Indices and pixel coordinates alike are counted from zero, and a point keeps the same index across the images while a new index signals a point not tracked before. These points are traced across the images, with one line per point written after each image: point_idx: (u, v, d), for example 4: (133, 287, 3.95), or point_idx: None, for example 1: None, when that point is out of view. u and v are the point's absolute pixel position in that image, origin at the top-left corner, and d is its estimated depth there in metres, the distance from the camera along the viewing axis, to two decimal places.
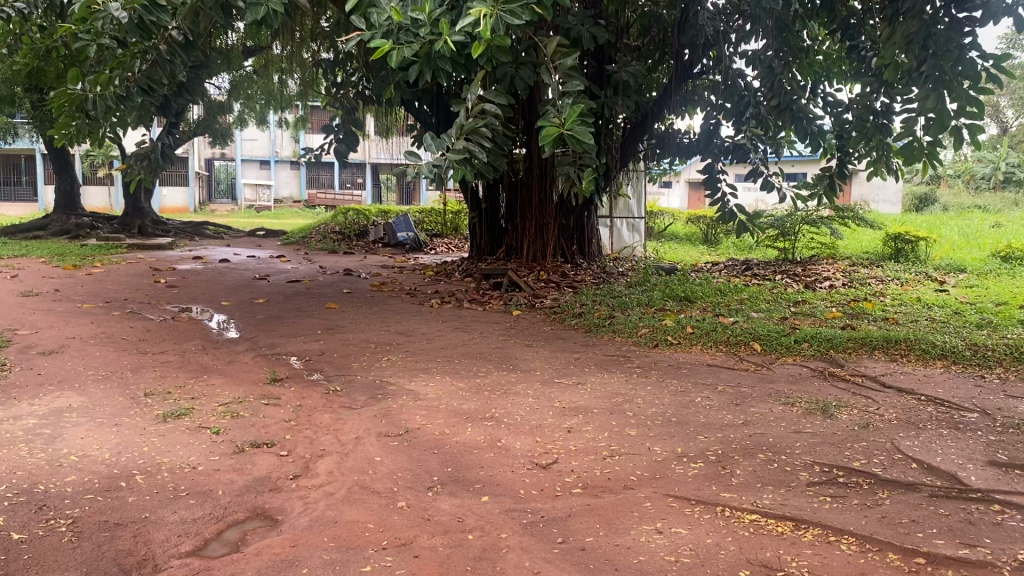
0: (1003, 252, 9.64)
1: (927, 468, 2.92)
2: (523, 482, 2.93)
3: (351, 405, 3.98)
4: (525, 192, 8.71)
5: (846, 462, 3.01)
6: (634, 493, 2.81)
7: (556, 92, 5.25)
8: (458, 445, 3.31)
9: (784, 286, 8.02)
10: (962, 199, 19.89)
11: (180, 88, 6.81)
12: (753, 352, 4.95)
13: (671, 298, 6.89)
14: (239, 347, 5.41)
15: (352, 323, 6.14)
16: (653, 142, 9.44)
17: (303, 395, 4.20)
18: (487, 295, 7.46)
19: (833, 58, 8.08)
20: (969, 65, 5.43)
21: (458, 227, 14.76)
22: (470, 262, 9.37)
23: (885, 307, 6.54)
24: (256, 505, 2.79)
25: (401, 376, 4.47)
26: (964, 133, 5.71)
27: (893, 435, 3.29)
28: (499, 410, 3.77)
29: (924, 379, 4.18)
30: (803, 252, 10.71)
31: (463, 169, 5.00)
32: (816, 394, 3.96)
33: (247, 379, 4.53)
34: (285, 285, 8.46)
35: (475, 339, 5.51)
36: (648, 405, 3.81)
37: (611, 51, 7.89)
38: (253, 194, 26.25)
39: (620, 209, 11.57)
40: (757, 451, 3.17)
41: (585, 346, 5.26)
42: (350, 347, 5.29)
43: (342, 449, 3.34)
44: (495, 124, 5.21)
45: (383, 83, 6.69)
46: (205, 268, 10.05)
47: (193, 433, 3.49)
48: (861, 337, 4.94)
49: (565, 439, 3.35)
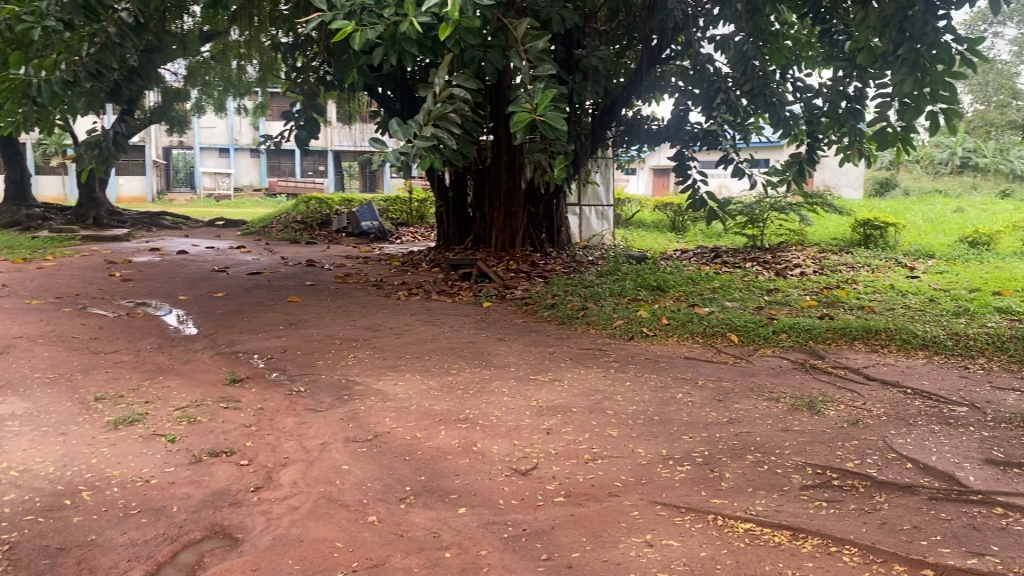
0: (971, 238, 9.65)
1: (923, 469, 2.80)
2: (502, 491, 2.75)
3: (316, 407, 3.78)
4: (494, 179, 8.50)
5: (838, 462, 2.87)
6: (620, 501, 2.64)
7: (526, 77, 5.06)
8: (431, 450, 3.13)
9: (754, 274, 7.90)
10: (922, 184, 20.07)
11: (131, 71, 6.33)
12: (731, 344, 4.82)
13: (644, 288, 6.74)
14: (197, 345, 5.16)
15: (317, 318, 5.91)
16: (621, 128, 9.31)
17: (265, 396, 3.98)
18: (455, 286, 7.24)
19: (803, 42, 7.95)
20: (943, 48, 5.30)
21: (423, 216, 14.52)
22: (438, 251, 9.17)
23: (859, 295, 6.43)
24: (214, 523, 2.58)
25: (368, 375, 4.27)
26: (941, 118, 5.58)
27: (885, 433, 3.16)
28: (474, 410, 3.59)
29: (908, 371, 4.08)
30: (772, 238, 10.64)
31: (432, 157, 4.78)
32: (800, 389, 3.83)
33: (204, 380, 4.29)
34: (245, 277, 8.17)
35: (445, 333, 5.31)
36: (629, 402, 3.65)
37: (579, 35, 7.64)
38: (212, 183, 25.70)
39: (588, 197, 11.43)
40: (745, 453, 3.02)
41: (560, 339, 5.09)
42: (314, 344, 5.07)
43: (307, 458, 3.14)
44: (464, 110, 5.02)
45: (345, 67, 6.43)
46: (162, 261, 9.71)
47: (147, 441, 3.26)
48: (840, 327, 4.82)
49: (545, 442, 3.18)
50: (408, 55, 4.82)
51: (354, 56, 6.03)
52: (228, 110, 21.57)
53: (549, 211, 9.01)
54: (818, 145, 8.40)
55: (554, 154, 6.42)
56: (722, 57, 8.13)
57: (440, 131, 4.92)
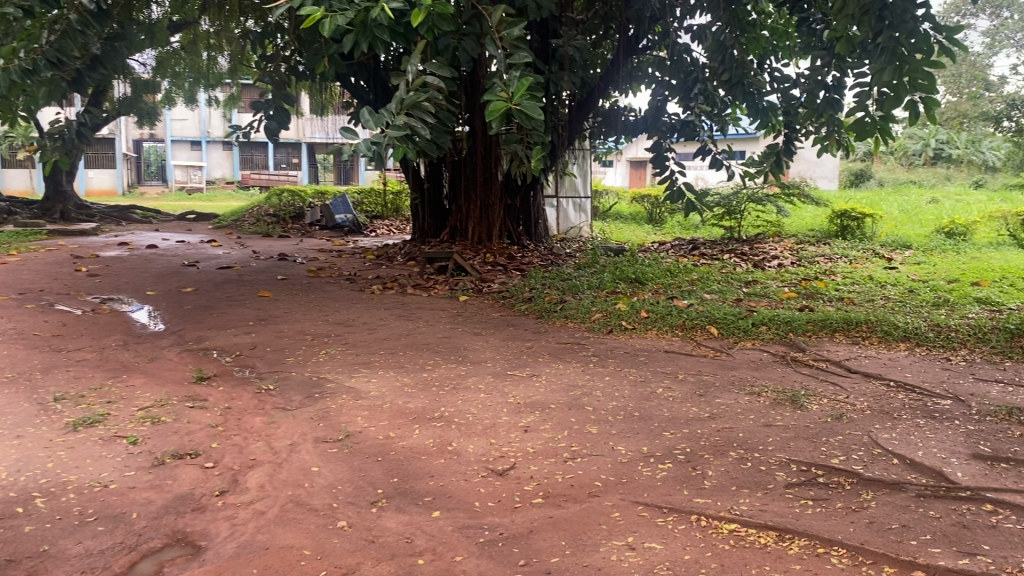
0: (947, 229, 9.67)
1: (910, 464, 2.73)
2: (478, 493, 2.65)
3: (286, 406, 3.66)
4: (470, 171, 8.39)
5: (822, 459, 2.80)
6: (600, 502, 2.55)
7: (502, 64, 4.94)
8: (405, 451, 3.02)
9: (733, 266, 7.83)
10: (896, 175, 20.17)
11: (94, 60, 6.12)
12: (710, 337, 4.74)
13: (622, 280, 6.66)
14: (164, 342, 5.01)
15: (288, 313, 5.77)
16: (598, 120, 9.23)
17: (233, 395, 3.85)
18: (431, 280, 7.11)
19: (780, 32, 7.88)
20: (923, 37, 5.24)
21: (398, 208, 14.37)
22: (413, 245, 9.04)
23: (838, 286, 6.39)
24: (175, 530, 2.46)
25: (340, 372, 4.14)
26: (919, 106, 5.56)
27: (869, 427, 3.10)
28: (449, 408, 3.48)
29: (890, 363, 4.03)
30: (749, 230, 10.61)
31: (405, 147, 4.65)
32: (782, 382, 3.76)
33: (170, 379, 4.15)
34: (216, 272, 7.99)
35: (420, 328, 5.20)
36: (608, 398, 3.56)
37: (556, 24, 7.50)
38: (184, 176, 25.34)
39: (565, 189, 11.34)
40: (729, 449, 2.93)
41: (537, 333, 4.99)
42: (285, 340, 4.94)
43: (275, 459, 3.03)
44: (438, 98, 4.89)
45: (315, 56, 6.27)
46: (131, 255, 9.50)
47: (107, 443, 3.12)
48: (820, 319, 4.76)
49: (522, 440, 3.08)
50: (380, 42, 4.69)
51: (325, 44, 5.88)
52: (198, 102, 21.25)
53: (526, 203, 8.91)
54: (796, 136, 8.36)
55: (531, 144, 6.32)
56: (699, 47, 8.07)
57: (413, 120, 4.79)
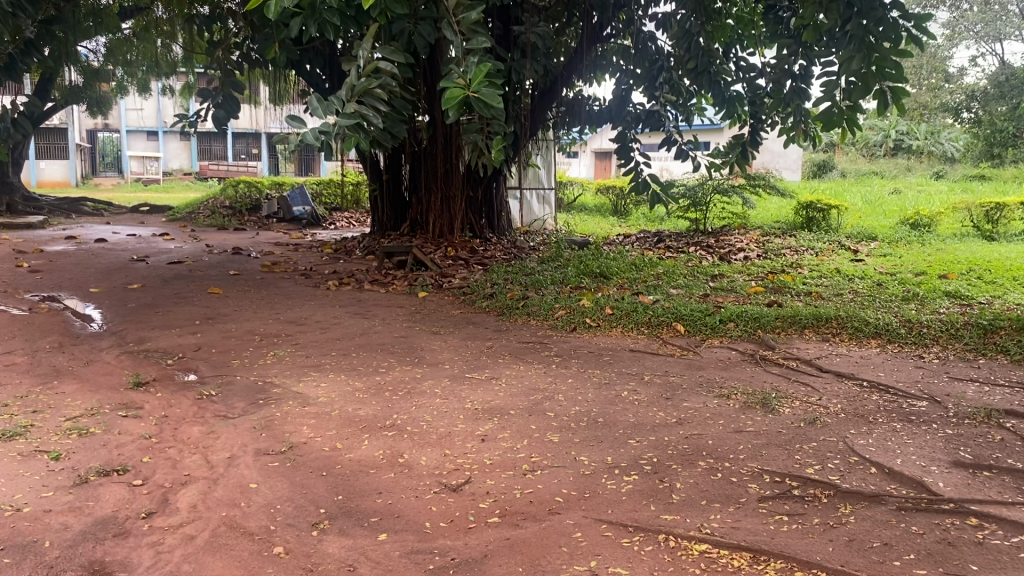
0: (912, 220, 9.63)
1: (888, 474, 2.58)
2: (429, 513, 2.44)
3: (227, 414, 3.42)
4: (430, 162, 8.15)
5: (795, 469, 2.64)
6: (560, 520, 2.35)
7: (459, 50, 4.70)
8: (352, 465, 2.80)
9: (698, 259, 7.69)
10: (858, 164, 20.26)
11: (27, 45, 5.74)
12: (677, 334, 4.57)
13: (587, 275, 6.48)
14: (103, 344, 4.72)
15: (238, 311, 5.50)
16: (562, 109, 9.03)
17: (171, 403, 3.60)
18: (390, 275, 6.87)
19: (746, 21, 7.70)
20: (892, 25, 5.11)
21: (358, 200, 14.09)
22: (373, 238, 8.79)
23: (805, 280, 6.26)
24: (91, 560, 2.22)
25: (288, 376, 3.91)
26: (889, 96, 5.38)
27: (845, 433, 2.94)
28: (401, 416, 3.26)
29: (862, 362, 3.89)
30: (715, 222, 10.49)
31: (356, 137, 4.41)
32: (751, 383, 3.60)
33: (104, 384, 3.87)
34: (166, 267, 7.68)
35: (376, 327, 4.97)
36: (570, 403, 3.36)
37: (517, 12, 7.28)
38: (141, 167, 24.77)
39: (529, 180, 11.13)
40: (697, 458, 2.74)
41: (499, 332, 4.79)
42: (232, 341, 4.68)
43: (210, 475, 2.79)
44: (392, 85, 4.66)
45: (265, 41, 5.97)
46: (78, 250, 9.13)
47: (25, 460, 2.86)
48: (789, 315, 4.61)
49: (479, 451, 2.88)
50: (329, 26, 4.45)
51: (275, 28, 5.62)
52: (153, 92, 20.72)
53: (488, 195, 8.68)
54: (761, 126, 8.21)
55: (492, 134, 6.11)
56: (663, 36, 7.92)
57: (365, 108, 4.55)
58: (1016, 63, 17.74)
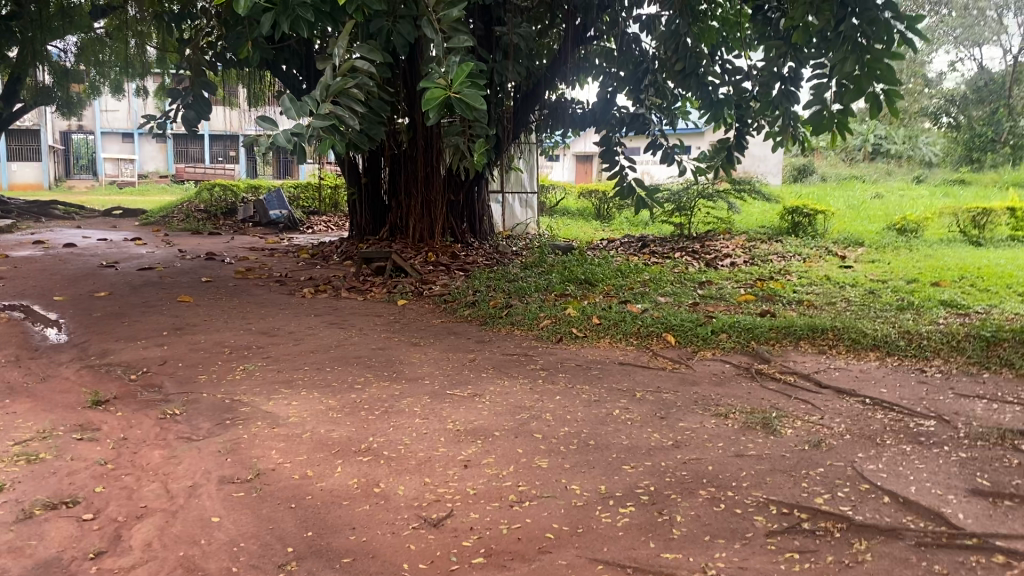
0: (899, 225, 9.52)
1: (903, 504, 2.40)
2: (407, 552, 2.22)
3: (191, 436, 3.19)
4: (410, 165, 7.93)
5: (802, 499, 2.45)
6: (550, 560, 2.15)
7: (439, 49, 4.48)
8: (323, 495, 2.58)
9: (685, 265, 7.52)
10: (838, 168, 20.22)
11: None
12: (667, 346, 4.38)
13: (572, 282, 6.29)
14: (63, 357, 4.46)
15: (207, 321, 5.26)
16: (544, 113, 8.86)
17: (131, 423, 3.36)
18: (368, 281, 6.64)
19: (732, 23, 7.52)
20: (884, 25, 4.91)
21: (336, 203, 13.83)
22: (351, 243, 8.55)
23: (795, 288, 6.10)
24: None
25: (257, 394, 3.67)
26: (881, 100, 5.13)
27: (852, 457, 2.76)
28: (378, 438, 3.04)
29: (862, 377, 3.71)
30: (700, 226, 10.33)
31: (331, 139, 4.17)
32: (748, 400, 3.41)
33: (60, 403, 3.62)
34: (135, 273, 7.41)
35: (352, 338, 4.74)
36: (559, 423, 3.15)
37: (499, 12, 7.03)
38: (115, 169, 24.38)
39: (511, 184, 10.93)
40: (698, 487, 2.55)
41: (481, 343, 4.58)
42: (200, 354, 4.44)
43: (169, 507, 2.56)
44: (369, 85, 4.44)
45: (238, 39, 5.73)
46: (44, 255, 8.82)
47: None
48: (783, 326, 4.43)
49: (461, 478, 2.67)
50: (303, 22, 4.22)
51: (248, 26, 5.38)
52: (128, 93, 20.33)
53: (469, 199, 8.46)
54: (747, 129, 8.06)
55: (473, 136, 5.91)
56: (648, 37, 7.76)
57: (341, 108, 4.32)
58: (994, 67, 17.77)
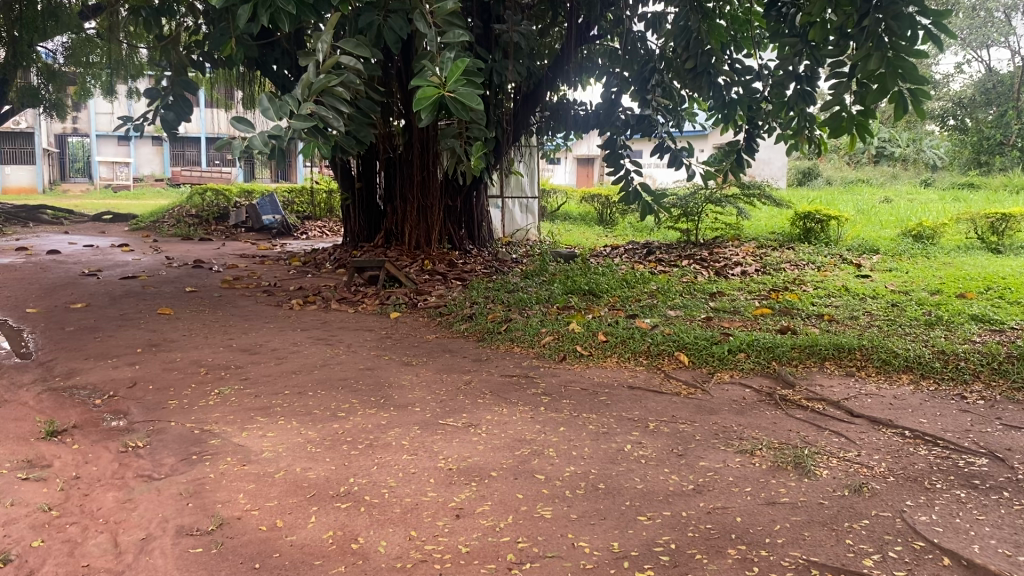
0: (914, 231, 9.17)
1: (968, 569, 2.05)
2: None
3: (152, 475, 2.83)
4: (405, 169, 7.60)
5: (848, 561, 2.09)
6: None
7: (434, 45, 4.14)
8: (293, 553, 2.23)
9: (693, 274, 7.18)
10: (843, 172, 19.68)
11: None
12: (680, 366, 4.02)
13: (575, 292, 5.95)
14: (25, 378, 4.11)
15: (186, 337, 4.91)
16: (546, 114, 8.64)
17: (87, 459, 3.00)
18: (359, 292, 6.29)
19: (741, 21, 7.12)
20: (911, 20, 4.44)
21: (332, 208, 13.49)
22: (344, 249, 8.23)
23: (813, 300, 5.74)
24: None
25: (230, 423, 3.32)
26: (907, 101, 4.65)
27: (900, 506, 2.41)
28: (359, 480, 2.69)
29: (898, 405, 3.37)
30: (707, 232, 9.98)
31: (315, 142, 3.82)
32: (773, 433, 3.06)
33: (11, 433, 3.25)
34: (117, 283, 7.06)
35: (338, 357, 4.38)
36: (564, 462, 2.80)
37: (499, 9, 6.67)
38: (110, 172, 24.05)
39: (512, 188, 10.62)
40: (726, 544, 2.20)
41: (477, 363, 4.23)
42: (174, 374, 4.10)
43: (113, 567, 2.20)
44: (355, 82, 4.08)
45: (220, 36, 5.34)
46: (26, 263, 8.46)
47: None
48: (806, 344, 4.08)
49: (452, 532, 2.32)
50: (284, 15, 3.86)
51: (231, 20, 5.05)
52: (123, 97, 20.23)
53: (468, 205, 8.11)
54: (758, 131, 7.71)
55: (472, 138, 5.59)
56: (654, 35, 7.41)
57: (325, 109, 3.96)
58: (1002, 69, 17.46)
